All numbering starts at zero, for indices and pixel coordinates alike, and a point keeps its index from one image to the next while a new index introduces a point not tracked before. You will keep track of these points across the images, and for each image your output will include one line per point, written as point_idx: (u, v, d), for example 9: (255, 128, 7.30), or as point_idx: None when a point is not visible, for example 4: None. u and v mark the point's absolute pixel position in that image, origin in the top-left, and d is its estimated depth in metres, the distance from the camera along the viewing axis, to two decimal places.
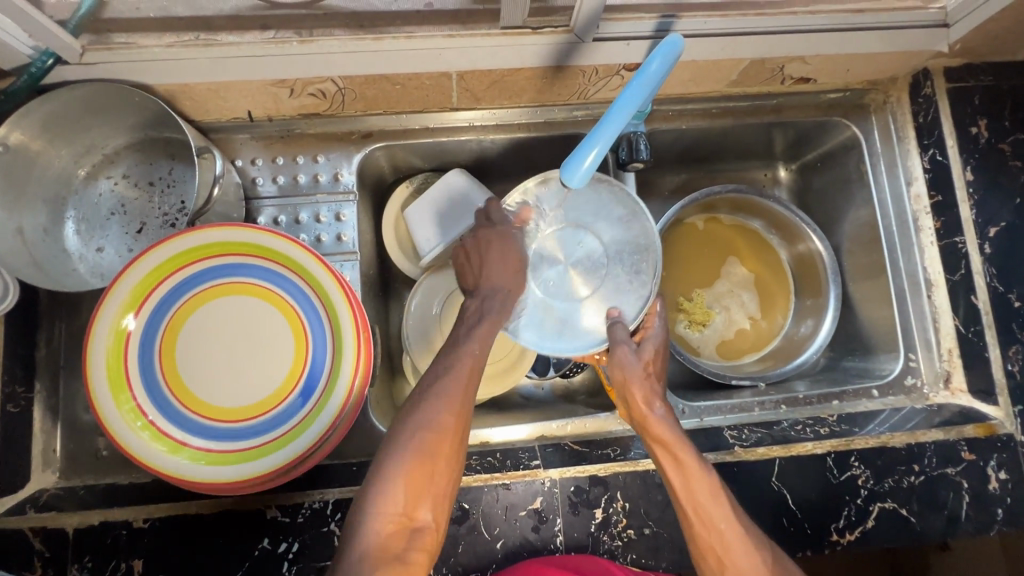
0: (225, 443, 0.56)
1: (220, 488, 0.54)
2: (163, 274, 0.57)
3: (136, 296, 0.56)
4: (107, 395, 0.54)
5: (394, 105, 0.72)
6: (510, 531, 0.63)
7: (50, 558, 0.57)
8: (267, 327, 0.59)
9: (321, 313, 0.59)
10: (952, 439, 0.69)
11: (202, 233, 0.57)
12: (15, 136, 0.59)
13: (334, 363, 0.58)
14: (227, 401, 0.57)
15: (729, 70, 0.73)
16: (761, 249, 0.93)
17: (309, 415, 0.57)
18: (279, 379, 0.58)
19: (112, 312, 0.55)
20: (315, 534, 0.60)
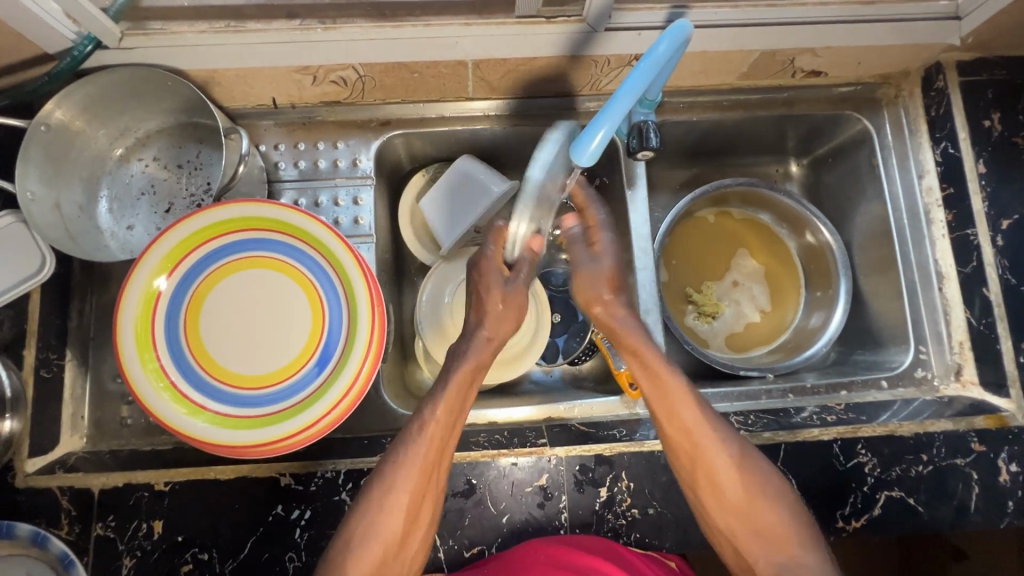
0: (243, 408, 0.58)
1: (236, 450, 0.56)
2: (191, 245, 0.59)
3: (166, 263, 0.59)
4: (134, 356, 0.57)
5: (412, 94, 0.74)
6: (516, 506, 0.64)
7: (76, 516, 0.60)
8: (285, 299, 0.61)
9: (339, 287, 0.61)
10: (961, 430, 0.68)
11: (227, 208, 0.60)
12: (57, 116, 0.63)
13: (349, 336, 0.60)
14: (246, 368, 0.60)
15: (739, 62, 0.74)
16: (772, 243, 0.94)
17: (324, 385, 0.59)
18: (296, 349, 0.60)
19: (143, 277, 0.58)
20: (327, 501, 0.62)
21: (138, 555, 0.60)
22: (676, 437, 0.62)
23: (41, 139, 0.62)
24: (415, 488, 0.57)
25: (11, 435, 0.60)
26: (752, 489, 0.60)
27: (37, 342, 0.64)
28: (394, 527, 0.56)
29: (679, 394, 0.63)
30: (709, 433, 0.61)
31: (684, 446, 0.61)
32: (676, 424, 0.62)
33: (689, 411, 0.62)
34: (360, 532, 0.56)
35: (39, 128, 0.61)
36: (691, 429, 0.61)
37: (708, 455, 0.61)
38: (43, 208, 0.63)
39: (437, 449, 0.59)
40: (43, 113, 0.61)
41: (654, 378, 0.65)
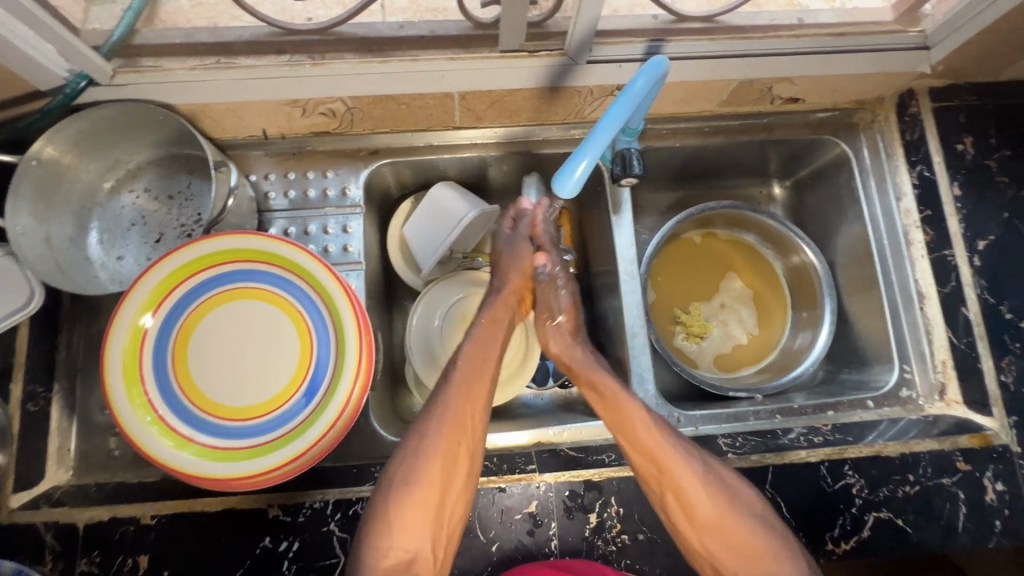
0: (230, 443, 0.58)
1: (222, 483, 0.56)
2: (179, 279, 0.60)
3: (152, 299, 0.59)
4: (121, 391, 0.57)
5: (400, 124, 0.76)
6: (506, 534, 0.64)
7: (61, 552, 0.59)
8: (274, 329, 0.62)
9: (327, 318, 0.61)
10: (947, 449, 0.69)
11: (216, 242, 0.60)
12: (47, 152, 0.63)
13: (337, 367, 0.60)
14: (235, 399, 0.60)
15: (719, 91, 0.76)
16: (758, 263, 0.95)
17: (311, 415, 0.59)
18: (285, 379, 0.61)
19: (130, 313, 0.58)
20: (315, 533, 0.61)
21: None
22: (671, 499, 0.60)
23: (31, 173, 0.63)
24: (457, 409, 0.62)
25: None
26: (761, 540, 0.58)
27: (25, 375, 0.64)
28: (431, 478, 0.59)
29: (663, 447, 0.61)
30: (704, 490, 0.59)
31: (677, 501, 0.60)
32: (668, 485, 0.60)
33: (663, 454, 0.61)
34: (403, 477, 0.59)
35: (30, 163, 0.62)
36: (656, 454, 0.61)
37: (705, 512, 0.59)
38: (34, 242, 0.64)
39: (474, 390, 0.64)
40: (34, 149, 0.61)
41: (640, 437, 0.62)
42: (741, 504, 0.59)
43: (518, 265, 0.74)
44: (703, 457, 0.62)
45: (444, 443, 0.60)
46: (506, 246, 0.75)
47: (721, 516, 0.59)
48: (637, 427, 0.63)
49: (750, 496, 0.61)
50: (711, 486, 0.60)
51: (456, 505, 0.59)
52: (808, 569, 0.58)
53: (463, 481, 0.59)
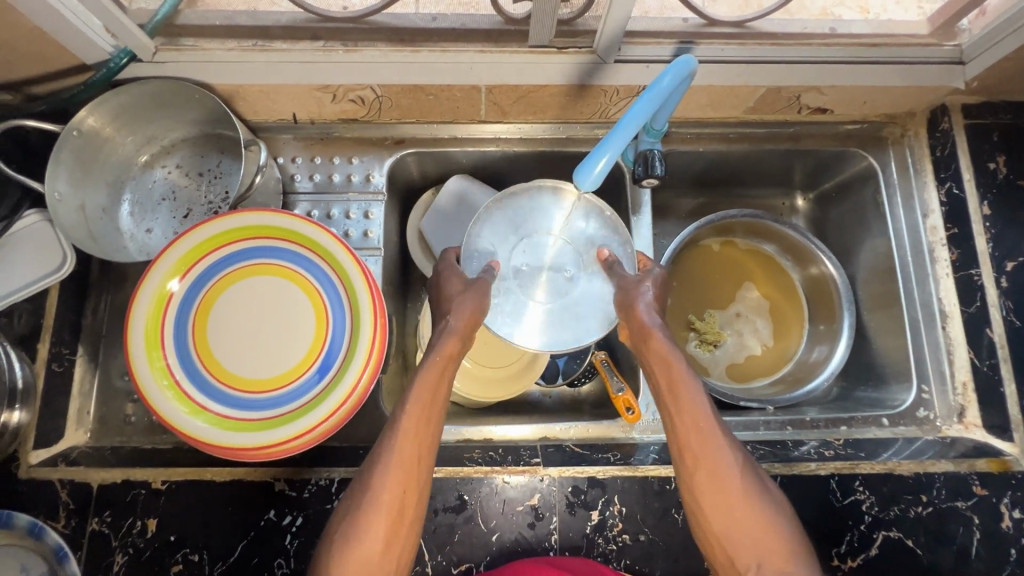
0: (242, 412, 0.59)
1: (231, 451, 0.58)
2: (204, 251, 0.62)
3: (178, 268, 0.61)
4: (142, 354, 0.59)
5: (426, 115, 0.77)
6: (506, 525, 0.64)
7: (74, 510, 0.61)
8: (292, 306, 0.63)
9: (344, 299, 0.62)
10: (963, 472, 0.67)
11: (243, 217, 0.62)
12: (89, 123, 0.66)
13: (350, 347, 0.61)
14: (250, 370, 0.61)
15: (746, 97, 0.76)
16: (776, 275, 0.94)
17: (323, 390, 0.60)
18: (298, 356, 0.62)
19: (156, 280, 0.60)
20: (318, 510, 0.62)
21: (131, 553, 0.60)
22: (703, 474, 0.55)
23: (71, 143, 0.65)
24: (407, 452, 0.55)
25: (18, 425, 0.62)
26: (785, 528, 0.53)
27: (51, 336, 0.67)
28: (372, 538, 0.52)
29: (711, 422, 0.56)
30: (742, 478, 0.54)
31: (713, 485, 0.54)
32: (704, 462, 0.55)
33: (712, 441, 0.55)
34: (346, 532, 0.53)
35: (71, 133, 0.64)
36: (702, 429, 0.55)
37: (736, 505, 0.53)
38: (69, 209, 0.66)
39: (425, 436, 0.56)
40: (76, 119, 0.64)
41: (693, 415, 0.56)
42: (771, 502, 0.54)
43: (474, 301, 0.62)
44: (747, 451, 0.56)
45: (390, 497, 0.53)
46: (462, 290, 0.63)
47: (757, 515, 0.53)
48: (694, 400, 0.56)
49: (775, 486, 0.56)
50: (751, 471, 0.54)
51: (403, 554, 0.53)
52: None
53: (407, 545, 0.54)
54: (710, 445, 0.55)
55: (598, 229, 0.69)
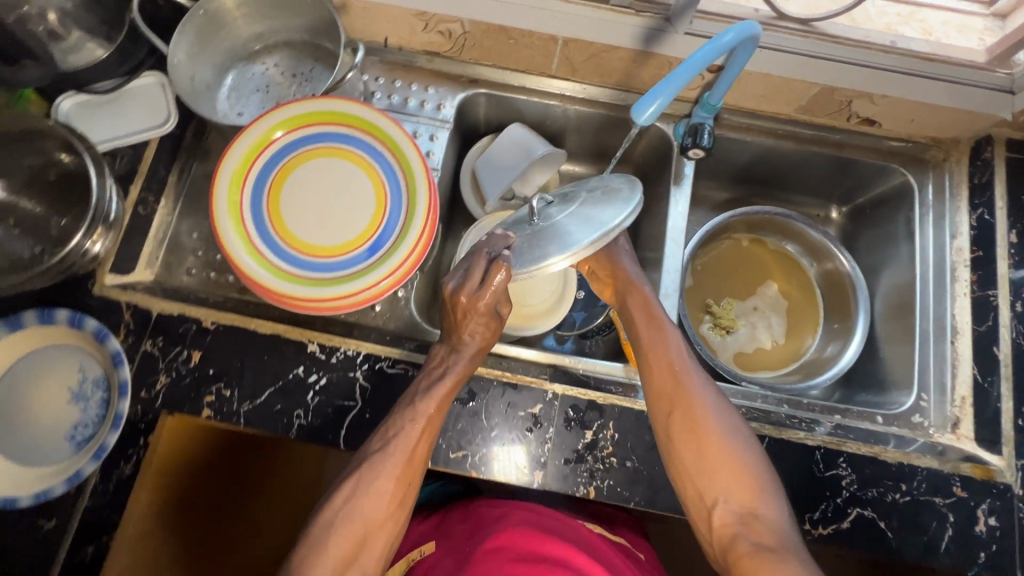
0: (297, 271, 0.67)
1: (284, 300, 0.65)
2: (299, 123, 0.70)
3: (273, 130, 0.69)
4: (224, 192, 0.67)
5: (503, 60, 0.85)
6: (506, 425, 0.69)
7: (133, 329, 0.69)
8: (357, 192, 0.70)
9: (404, 198, 0.69)
10: (946, 471, 0.70)
11: (341, 104, 0.69)
12: (215, 5, 0.75)
13: (398, 239, 0.67)
14: (309, 237, 0.68)
15: (800, 94, 0.81)
16: (798, 278, 0.98)
17: (371, 265, 0.67)
18: (350, 236, 0.68)
19: (254, 133, 0.68)
20: (342, 375, 0.69)
21: (173, 376, 0.67)
22: (675, 412, 0.64)
23: (197, 19, 0.74)
24: (401, 455, 0.62)
25: (100, 253, 0.70)
26: (745, 464, 0.61)
27: (143, 182, 0.75)
28: (352, 527, 0.59)
29: (685, 365, 0.66)
30: (710, 412, 0.63)
31: (684, 418, 0.63)
32: (676, 400, 0.65)
33: (682, 377, 0.66)
34: (332, 516, 0.60)
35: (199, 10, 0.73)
36: (675, 369, 0.66)
37: (706, 438, 0.62)
38: (182, 75, 0.75)
39: (419, 444, 0.63)
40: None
41: (663, 354, 0.67)
42: (735, 435, 0.63)
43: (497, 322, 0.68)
44: (718, 392, 0.66)
45: (381, 493, 0.61)
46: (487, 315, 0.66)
47: (722, 446, 0.62)
48: (668, 343, 0.68)
49: (744, 427, 0.64)
50: (720, 407, 0.64)
51: (383, 540, 0.61)
52: (789, 514, 0.59)
53: (387, 534, 0.61)
54: (679, 383, 0.66)
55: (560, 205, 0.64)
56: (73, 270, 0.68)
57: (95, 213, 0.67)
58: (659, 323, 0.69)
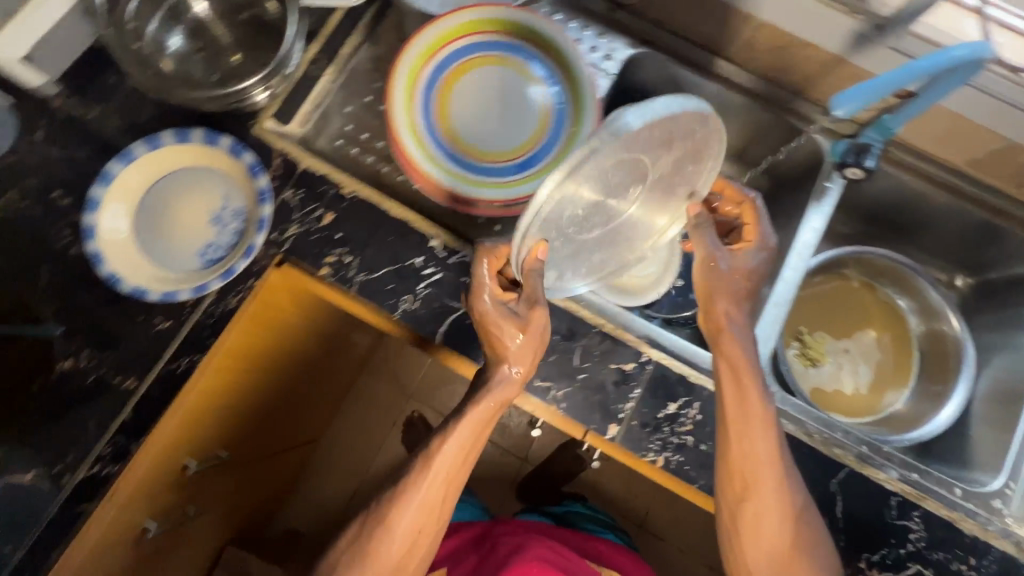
0: (450, 165, 0.69)
1: (434, 188, 0.67)
2: (498, 28, 0.71)
3: (473, 24, 0.71)
4: (409, 62, 0.69)
5: (684, 27, 0.84)
6: (596, 373, 0.69)
7: (279, 176, 0.72)
8: (524, 111, 0.72)
9: (565, 134, 0.70)
10: (1018, 559, 0.68)
11: (544, 24, 0.70)
12: None
13: (545, 167, 0.69)
14: (467, 137, 0.70)
15: (981, 144, 0.78)
16: (898, 333, 0.95)
17: (512, 181, 0.69)
18: (502, 148, 0.70)
19: (455, 20, 0.70)
20: (455, 276, 0.70)
21: (304, 228, 0.70)
22: (746, 493, 0.65)
23: None
24: (440, 484, 0.66)
25: (260, 103, 0.74)
26: (784, 536, 0.65)
27: (319, 45, 0.78)
28: (396, 546, 0.66)
29: (766, 458, 0.64)
30: (784, 506, 0.64)
31: (753, 504, 0.65)
32: (754, 485, 0.64)
33: (767, 467, 0.64)
34: (374, 531, 0.66)
35: None
36: (759, 457, 0.64)
37: (767, 525, 0.65)
38: None
39: (456, 472, 0.66)
40: None
41: (753, 440, 0.64)
42: (808, 531, 0.64)
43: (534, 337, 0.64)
44: (799, 481, 0.65)
45: (421, 515, 0.66)
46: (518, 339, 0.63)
47: (789, 540, 0.64)
48: (759, 428, 0.64)
49: (818, 519, 0.66)
50: (798, 502, 0.64)
51: (422, 553, 0.68)
52: None
53: (425, 551, 0.68)
54: (760, 469, 0.64)
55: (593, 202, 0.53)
56: (233, 111, 0.73)
57: (274, 69, 0.72)
58: (743, 371, 0.66)
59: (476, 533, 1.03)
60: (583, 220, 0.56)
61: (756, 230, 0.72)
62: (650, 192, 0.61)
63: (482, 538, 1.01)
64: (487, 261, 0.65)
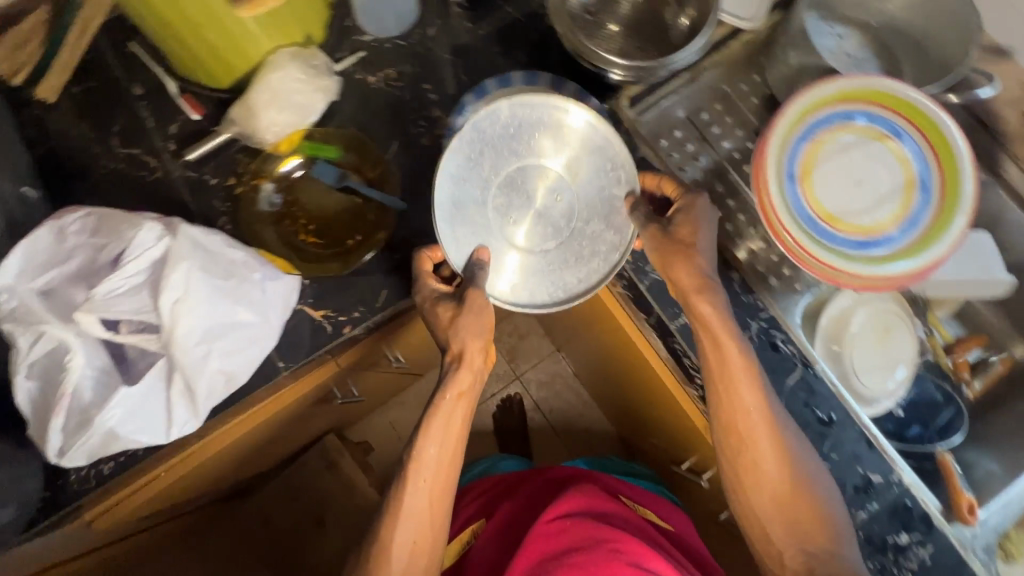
0: (816, 235, 0.68)
1: (803, 257, 0.67)
2: (915, 121, 0.70)
3: (902, 104, 0.70)
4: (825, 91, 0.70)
5: None
6: (840, 469, 0.69)
7: None
8: (877, 201, 0.71)
9: (896, 245, 0.69)
10: None
11: (961, 150, 0.68)
12: None
13: (856, 256, 0.68)
14: (813, 182, 0.70)
15: None
16: None
17: (822, 239, 0.68)
18: (830, 209, 0.70)
19: (894, 89, 0.69)
20: (741, 313, 0.72)
21: None
22: (769, 497, 0.65)
23: None
24: (433, 470, 0.65)
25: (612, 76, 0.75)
26: (783, 484, 0.64)
27: None
28: (404, 539, 0.64)
29: (755, 427, 0.64)
30: (790, 476, 0.64)
31: (772, 495, 0.65)
32: (754, 473, 0.65)
33: (761, 453, 0.64)
34: (382, 525, 0.65)
35: None
36: (751, 436, 0.65)
37: (804, 511, 0.64)
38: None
39: (445, 450, 0.65)
40: None
41: (739, 429, 0.65)
42: (810, 477, 0.64)
43: (478, 323, 0.64)
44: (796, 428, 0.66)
45: (424, 503, 0.65)
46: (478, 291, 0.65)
47: (815, 514, 0.63)
48: (740, 385, 0.64)
49: (806, 442, 0.66)
50: (784, 428, 0.65)
51: (430, 548, 0.66)
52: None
53: (430, 547, 0.66)
54: (752, 448, 0.65)
55: (517, 212, 0.71)
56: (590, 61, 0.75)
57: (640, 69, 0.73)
58: (717, 334, 0.65)
59: (503, 485, 0.91)
60: (479, 216, 0.70)
61: (677, 184, 0.70)
62: (586, 172, 0.71)
63: (513, 488, 0.88)
64: (426, 255, 0.70)
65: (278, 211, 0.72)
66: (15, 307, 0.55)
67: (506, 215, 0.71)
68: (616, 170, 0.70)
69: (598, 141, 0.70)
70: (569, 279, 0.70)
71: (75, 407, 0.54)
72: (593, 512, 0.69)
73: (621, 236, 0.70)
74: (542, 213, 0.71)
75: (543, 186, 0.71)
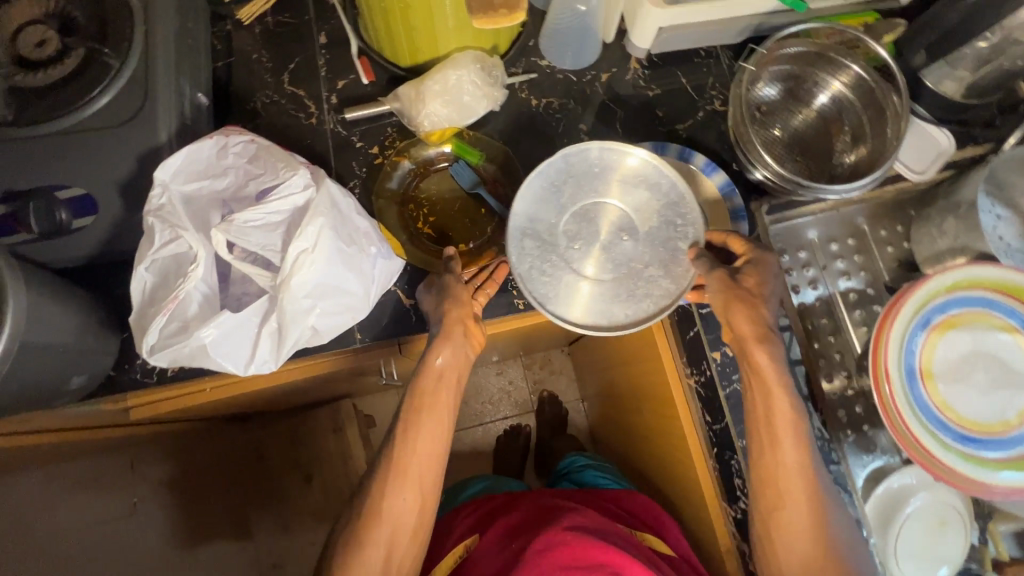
0: (939, 433, 0.67)
1: (921, 452, 0.65)
2: None
3: None
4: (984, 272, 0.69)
5: None
6: None
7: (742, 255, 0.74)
8: (987, 398, 0.68)
9: (986, 448, 0.66)
10: None
11: None
12: None
13: (940, 436, 0.67)
14: (933, 348, 0.70)
15: None
16: None
17: (917, 404, 0.67)
18: (936, 382, 0.69)
19: None
20: None
21: None
22: (798, 558, 0.62)
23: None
24: (419, 450, 0.63)
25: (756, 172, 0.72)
26: (810, 547, 0.62)
27: None
28: (385, 526, 0.61)
29: (792, 477, 0.62)
30: (818, 535, 0.62)
31: (797, 556, 0.62)
32: (781, 528, 0.63)
33: (793, 507, 0.62)
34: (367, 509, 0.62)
35: None
36: (786, 488, 0.62)
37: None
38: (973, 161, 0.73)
39: (434, 426, 0.64)
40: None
41: (777, 484, 0.63)
42: (839, 544, 0.62)
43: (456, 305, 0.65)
44: (828, 481, 0.64)
45: (409, 488, 0.62)
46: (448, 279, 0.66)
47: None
48: (782, 434, 0.63)
49: (835, 497, 0.64)
50: (821, 489, 0.63)
51: (412, 543, 0.63)
52: None
53: (411, 542, 0.63)
54: (785, 501, 0.62)
55: (592, 234, 0.69)
56: (742, 148, 0.72)
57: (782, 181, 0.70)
58: (771, 387, 0.63)
59: (497, 500, 0.87)
60: (550, 237, 0.69)
61: (746, 241, 0.68)
62: (653, 229, 0.70)
63: (512, 501, 0.85)
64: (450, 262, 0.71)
65: (406, 194, 0.75)
66: (162, 203, 0.57)
67: (574, 235, 0.69)
68: (686, 225, 0.70)
69: (655, 180, 0.71)
70: (619, 313, 0.68)
71: (178, 313, 0.56)
72: (594, 529, 0.69)
73: (678, 285, 0.68)
74: (618, 242, 0.69)
75: (610, 223, 0.70)
